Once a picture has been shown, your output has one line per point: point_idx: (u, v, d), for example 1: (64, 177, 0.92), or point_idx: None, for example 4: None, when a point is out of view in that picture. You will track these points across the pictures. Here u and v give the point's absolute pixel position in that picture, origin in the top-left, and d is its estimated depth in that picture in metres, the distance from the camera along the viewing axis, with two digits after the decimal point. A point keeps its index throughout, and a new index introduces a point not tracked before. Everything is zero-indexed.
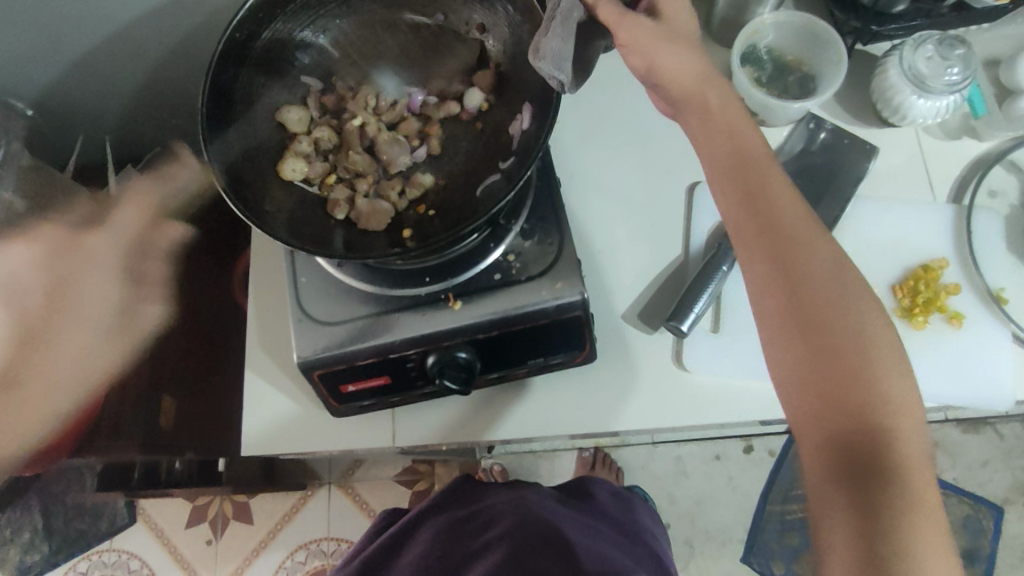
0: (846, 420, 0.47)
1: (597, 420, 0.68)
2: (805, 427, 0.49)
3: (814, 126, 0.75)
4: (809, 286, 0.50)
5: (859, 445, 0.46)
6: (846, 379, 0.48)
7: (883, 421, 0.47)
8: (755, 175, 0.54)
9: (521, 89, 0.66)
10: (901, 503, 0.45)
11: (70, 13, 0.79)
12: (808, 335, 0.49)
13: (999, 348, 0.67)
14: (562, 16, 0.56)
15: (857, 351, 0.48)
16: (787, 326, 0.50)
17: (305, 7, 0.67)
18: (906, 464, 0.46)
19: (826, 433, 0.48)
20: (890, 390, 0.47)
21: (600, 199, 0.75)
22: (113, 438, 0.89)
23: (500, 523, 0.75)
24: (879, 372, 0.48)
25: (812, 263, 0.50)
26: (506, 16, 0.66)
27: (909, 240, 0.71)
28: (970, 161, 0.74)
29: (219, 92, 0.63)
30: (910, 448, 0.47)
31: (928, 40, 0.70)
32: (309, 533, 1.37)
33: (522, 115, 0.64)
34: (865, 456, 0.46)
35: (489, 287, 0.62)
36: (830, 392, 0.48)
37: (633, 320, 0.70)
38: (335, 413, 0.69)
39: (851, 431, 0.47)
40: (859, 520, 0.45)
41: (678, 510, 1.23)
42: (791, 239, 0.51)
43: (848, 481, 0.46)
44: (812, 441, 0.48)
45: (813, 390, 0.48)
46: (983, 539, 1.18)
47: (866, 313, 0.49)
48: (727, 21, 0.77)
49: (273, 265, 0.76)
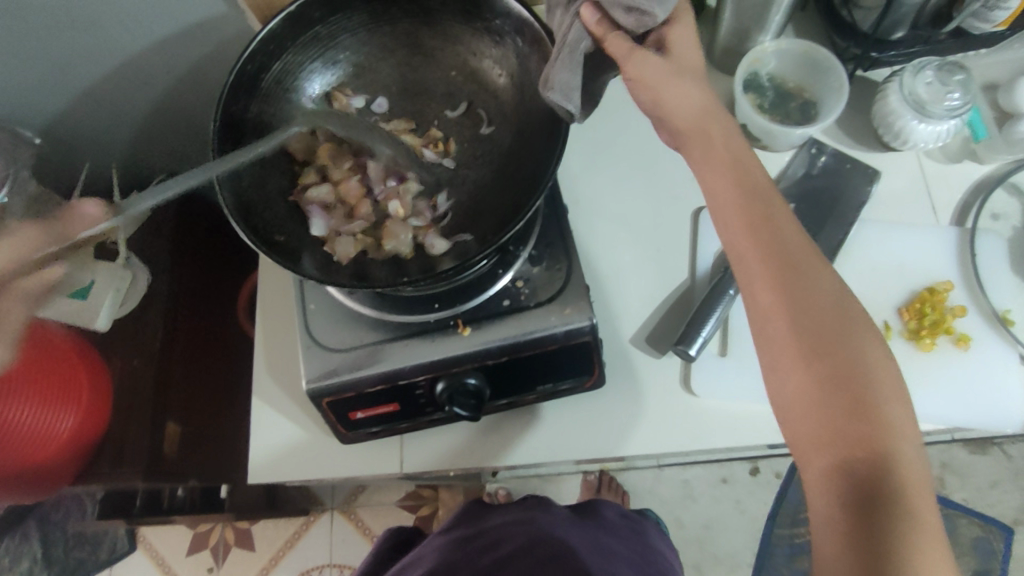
0: (848, 442, 0.42)
1: (603, 445, 0.68)
2: (805, 450, 0.44)
3: (815, 151, 0.76)
4: (810, 312, 0.46)
5: (862, 471, 0.41)
6: (849, 400, 0.43)
7: (885, 446, 0.42)
8: (757, 206, 0.51)
9: (531, 121, 0.67)
10: (908, 532, 0.39)
11: (81, 44, 0.79)
12: (814, 358, 0.45)
13: (1005, 368, 0.67)
14: (569, 47, 0.55)
15: (860, 378, 0.44)
16: (794, 349, 0.45)
17: (315, 39, 0.68)
18: (911, 490, 0.41)
19: (830, 453, 0.43)
20: (893, 415, 0.43)
21: (608, 225, 0.75)
22: (114, 466, 0.90)
23: (509, 542, 0.74)
24: (884, 396, 0.43)
25: (823, 280, 0.47)
26: (516, 49, 0.67)
27: (913, 264, 0.72)
28: (971, 183, 0.75)
29: (230, 125, 0.63)
30: (914, 476, 0.41)
31: (927, 66, 0.71)
32: (310, 561, 1.35)
33: (534, 149, 0.65)
34: (867, 483, 0.41)
35: (498, 314, 0.63)
36: (830, 412, 0.43)
37: (642, 345, 0.71)
38: (343, 441, 0.68)
39: (852, 454, 0.42)
40: (862, 543, 0.39)
41: (684, 534, 1.25)
42: (797, 262, 0.48)
43: (851, 511, 0.40)
44: (814, 461, 0.43)
45: (814, 411, 0.44)
46: (993, 561, 1.21)
47: (868, 338, 0.45)
48: (730, 50, 0.79)
49: (280, 292, 0.77)
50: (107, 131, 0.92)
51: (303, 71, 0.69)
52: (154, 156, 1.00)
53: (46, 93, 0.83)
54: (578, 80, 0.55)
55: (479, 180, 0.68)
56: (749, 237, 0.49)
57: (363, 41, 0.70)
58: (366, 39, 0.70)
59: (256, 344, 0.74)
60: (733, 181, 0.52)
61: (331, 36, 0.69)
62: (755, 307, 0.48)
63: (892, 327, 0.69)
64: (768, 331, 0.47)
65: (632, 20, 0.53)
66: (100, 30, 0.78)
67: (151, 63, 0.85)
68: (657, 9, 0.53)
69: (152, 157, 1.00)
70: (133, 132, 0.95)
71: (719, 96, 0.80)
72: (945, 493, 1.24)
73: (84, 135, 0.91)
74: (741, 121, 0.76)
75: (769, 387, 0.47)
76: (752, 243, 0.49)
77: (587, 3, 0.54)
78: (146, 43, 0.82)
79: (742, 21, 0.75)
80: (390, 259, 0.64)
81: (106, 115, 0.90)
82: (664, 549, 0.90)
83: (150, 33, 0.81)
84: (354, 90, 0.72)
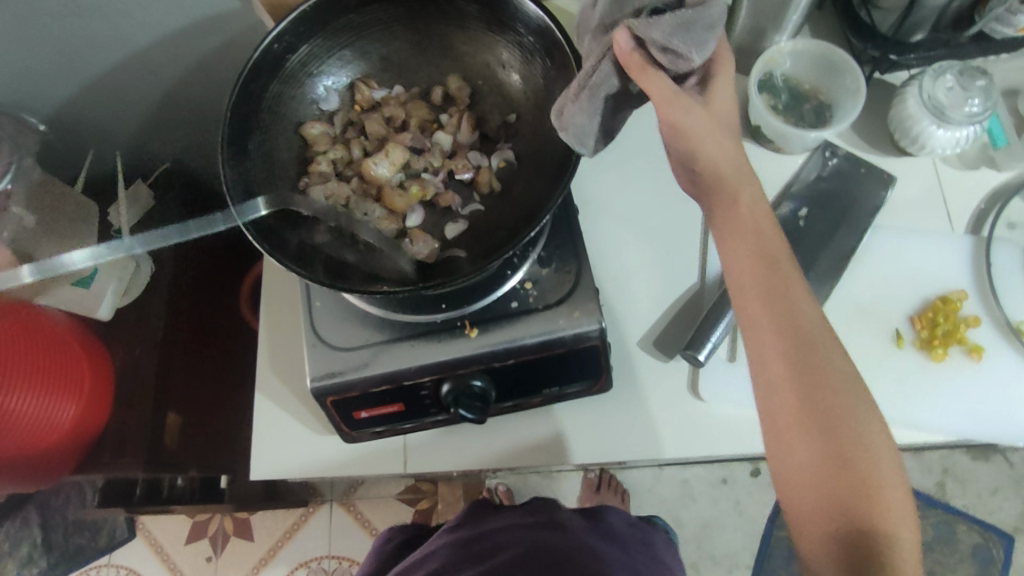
0: (852, 519, 0.49)
1: (608, 450, 0.67)
2: (808, 525, 0.51)
3: (829, 154, 0.75)
4: (825, 389, 0.50)
5: (861, 539, 0.48)
6: (854, 481, 0.49)
7: (880, 525, 0.49)
8: (773, 265, 0.54)
9: (548, 141, 0.64)
10: None
11: (88, 31, 0.78)
12: (818, 434, 0.50)
13: (1018, 381, 0.66)
14: (591, 88, 0.52)
15: (863, 460, 0.49)
16: (794, 424, 0.51)
17: (347, 27, 0.66)
18: (899, 551, 0.49)
19: (826, 528, 0.50)
20: (889, 499, 0.49)
21: (617, 225, 0.74)
22: (117, 455, 0.89)
23: (508, 549, 0.73)
24: (885, 478, 0.49)
25: (834, 359, 0.51)
26: (543, 71, 0.64)
27: (926, 272, 0.71)
28: (988, 191, 0.74)
29: (247, 103, 0.62)
30: (909, 549, 0.49)
31: (948, 69, 0.70)
32: (308, 553, 1.35)
33: (547, 165, 0.63)
34: (864, 549, 0.48)
35: (506, 316, 0.62)
36: (834, 487, 0.49)
37: (650, 348, 0.70)
38: (346, 439, 0.68)
39: (852, 529, 0.49)
40: None
41: (682, 534, 1.25)
42: (812, 340, 0.51)
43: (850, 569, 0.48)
44: (812, 533, 0.50)
45: (813, 488, 0.50)
46: (993, 567, 1.21)
47: (870, 418, 0.51)
48: (745, 48, 0.77)
49: (284, 286, 0.76)
50: (112, 120, 0.91)
51: (327, 58, 0.67)
52: None
53: (51, 80, 0.82)
54: (595, 124, 0.54)
55: (487, 192, 0.66)
56: (767, 315, 0.52)
57: (392, 34, 0.69)
58: (393, 35, 0.69)
59: (259, 337, 0.74)
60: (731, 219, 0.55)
61: (364, 26, 0.67)
62: (765, 377, 0.52)
63: (903, 336, 0.68)
64: (770, 397, 0.52)
65: (667, 62, 0.50)
66: (106, 17, 0.77)
67: (159, 52, 0.84)
68: (695, 56, 0.50)
69: None
70: (139, 121, 0.93)
71: (732, 96, 0.79)
72: (945, 499, 1.24)
73: (89, 124, 0.89)
74: (754, 122, 0.75)
75: (780, 466, 0.52)
76: (766, 313, 0.52)
77: (624, 30, 0.49)
78: (155, 30, 0.81)
79: (759, 20, 0.73)
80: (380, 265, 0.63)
81: (110, 104, 0.88)
82: (669, 558, 0.90)
83: (155, 20, 0.80)
84: (378, 82, 0.70)
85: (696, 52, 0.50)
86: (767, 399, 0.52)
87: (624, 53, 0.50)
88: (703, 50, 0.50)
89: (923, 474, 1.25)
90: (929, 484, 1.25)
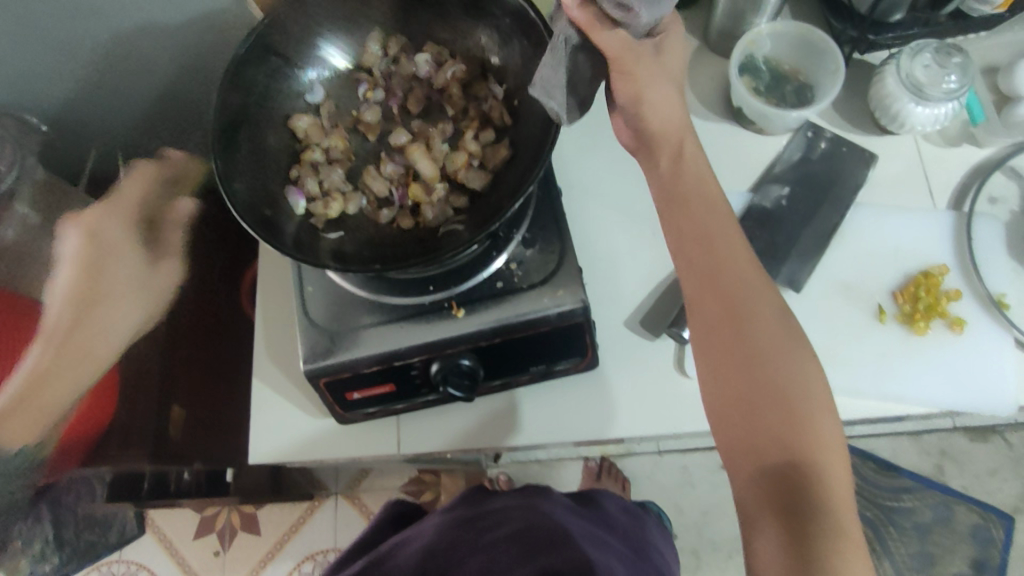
0: (781, 452, 0.49)
1: (596, 427, 0.68)
2: (742, 463, 0.51)
3: (812, 135, 0.76)
4: (753, 332, 0.52)
5: (792, 472, 0.49)
6: (785, 415, 0.50)
7: (814, 458, 0.49)
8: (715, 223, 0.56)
9: (529, 122, 0.65)
10: (822, 513, 0.48)
11: (85, 31, 0.80)
12: (750, 374, 0.51)
13: (999, 353, 0.67)
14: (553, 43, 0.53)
15: (796, 394, 0.50)
16: (728, 364, 0.52)
17: None
18: (832, 484, 0.49)
19: (761, 464, 0.50)
20: (824, 432, 0.50)
21: (603, 209, 0.76)
22: (122, 447, 0.89)
23: (508, 524, 0.75)
24: (816, 413, 0.50)
25: (764, 304, 0.53)
26: (520, 51, 0.67)
27: (908, 248, 0.71)
28: (969, 168, 0.75)
29: (234, 94, 0.64)
30: (838, 478, 0.49)
31: (925, 48, 0.71)
32: (314, 545, 1.37)
33: (528, 142, 0.64)
34: (796, 481, 0.49)
35: (491, 295, 0.63)
36: (762, 422, 0.50)
37: (635, 328, 0.71)
38: (340, 420, 0.69)
39: (783, 463, 0.49)
40: (789, 527, 0.47)
41: (683, 520, 1.26)
42: (740, 282, 0.54)
43: (781, 502, 0.48)
44: (744, 472, 0.51)
45: (744, 427, 0.51)
46: (993, 549, 1.21)
47: (806, 362, 0.51)
48: (725, 32, 0.78)
49: (278, 275, 0.78)
50: None
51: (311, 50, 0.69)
52: None
53: None
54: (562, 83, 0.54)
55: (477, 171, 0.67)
56: (701, 261, 0.55)
57: None
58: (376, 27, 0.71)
59: (256, 323, 0.76)
60: (699, 193, 0.57)
61: None
62: (703, 324, 0.54)
63: (886, 310, 0.69)
64: (708, 346, 0.53)
65: (619, 16, 0.50)
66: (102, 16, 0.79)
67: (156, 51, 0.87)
68: (646, 12, 0.50)
69: None
70: None
71: (714, 80, 0.80)
72: (944, 480, 1.25)
73: None
74: (736, 104, 0.76)
75: (714, 412, 0.53)
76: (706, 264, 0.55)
77: None
78: None
79: (738, 4, 0.74)
80: (371, 246, 0.64)
81: (111, 103, 0.91)
82: (663, 544, 0.92)
83: None
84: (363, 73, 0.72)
85: (648, 9, 0.50)
86: (706, 347, 0.54)
87: (574, 10, 0.51)
88: (655, 8, 0.50)
89: (922, 456, 1.26)
90: (926, 466, 1.26)
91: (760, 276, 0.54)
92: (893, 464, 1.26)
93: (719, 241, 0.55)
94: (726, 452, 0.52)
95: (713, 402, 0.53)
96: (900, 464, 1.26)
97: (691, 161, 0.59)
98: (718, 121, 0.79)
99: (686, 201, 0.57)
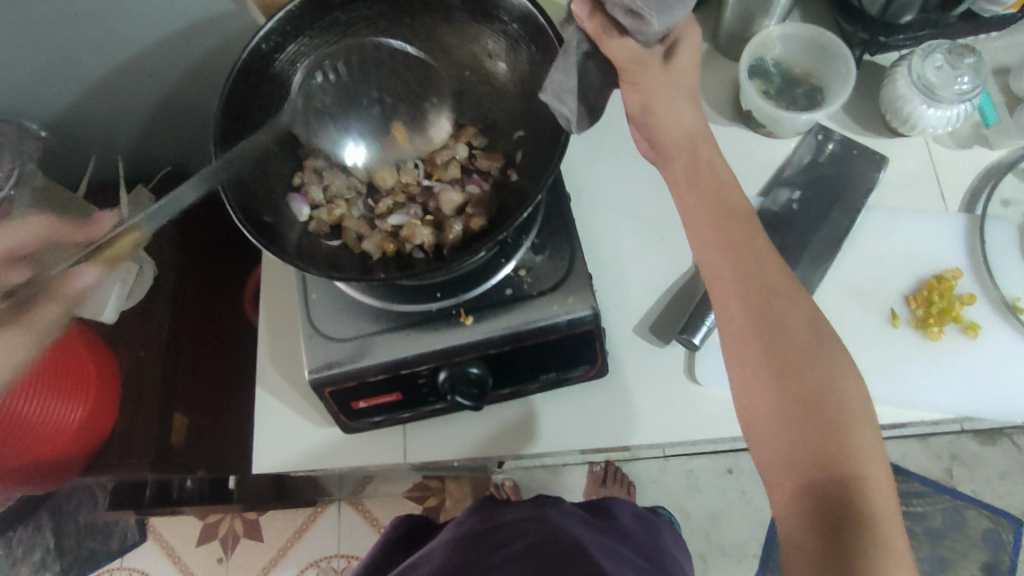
0: (821, 466, 0.48)
1: (607, 436, 0.67)
2: (781, 478, 0.50)
3: (823, 137, 0.75)
4: (787, 343, 0.51)
5: (833, 487, 0.48)
6: (823, 427, 0.49)
7: (855, 472, 0.48)
8: (738, 230, 0.55)
9: (538, 132, 0.65)
10: (865, 528, 0.46)
11: (87, 36, 0.79)
12: (785, 384, 0.50)
13: (1015, 358, 0.66)
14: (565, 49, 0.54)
15: (834, 406, 0.49)
16: (761, 372, 0.51)
17: (333, 25, 0.68)
18: (877, 498, 0.47)
19: (801, 479, 0.49)
20: (864, 445, 0.49)
21: (611, 213, 0.75)
22: (125, 456, 0.90)
23: (520, 538, 0.74)
24: (857, 425, 0.49)
25: (794, 312, 0.52)
26: (529, 56, 0.66)
27: (921, 251, 0.71)
28: (981, 170, 0.74)
29: (237, 100, 0.64)
30: (883, 492, 0.48)
31: (937, 49, 0.70)
32: (319, 552, 1.36)
33: (536, 150, 0.64)
34: (838, 496, 0.47)
35: (501, 303, 0.62)
36: (801, 435, 0.49)
37: (645, 333, 0.70)
38: (346, 430, 0.68)
39: (825, 476, 0.48)
40: (830, 543, 0.46)
41: (691, 525, 1.25)
42: (770, 287, 0.53)
43: (823, 516, 0.47)
44: (785, 486, 0.49)
45: (783, 440, 0.50)
46: (1003, 552, 1.20)
47: (842, 369, 0.51)
48: (735, 34, 0.78)
49: (284, 283, 0.77)
50: (113, 124, 0.92)
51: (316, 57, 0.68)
52: (163, 148, 0.99)
53: (55, 89, 0.83)
54: (574, 84, 0.54)
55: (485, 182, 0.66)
56: (726, 267, 0.54)
57: (378, 31, 0.70)
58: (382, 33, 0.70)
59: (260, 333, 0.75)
60: (715, 198, 0.56)
61: (350, 24, 0.68)
62: (733, 334, 0.53)
63: (899, 315, 0.68)
64: (737, 353, 0.53)
65: (629, 24, 0.52)
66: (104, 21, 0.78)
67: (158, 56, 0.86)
68: (657, 20, 0.51)
69: (158, 151, 0.99)
70: (142, 124, 0.94)
71: (723, 83, 0.79)
72: (953, 484, 1.24)
73: (91, 130, 0.90)
74: (746, 107, 0.75)
75: (749, 422, 0.52)
76: (732, 276, 0.54)
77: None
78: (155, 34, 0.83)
79: (748, 6, 0.73)
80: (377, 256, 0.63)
81: (112, 107, 0.90)
82: (675, 550, 0.91)
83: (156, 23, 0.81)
84: None
85: (659, 18, 0.51)
86: (735, 356, 0.53)
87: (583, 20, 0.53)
88: (666, 15, 0.52)
89: (931, 460, 1.25)
90: (936, 469, 1.25)
91: (778, 283, 0.53)
92: (902, 468, 1.25)
93: (744, 247, 0.54)
94: (765, 467, 0.51)
95: (747, 413, 0.52)
96: (909, 467, 1.25)
97: (702, 166, 0.58)
98: (727, 124, 0.78)
99: (699, 207, 0.56)
